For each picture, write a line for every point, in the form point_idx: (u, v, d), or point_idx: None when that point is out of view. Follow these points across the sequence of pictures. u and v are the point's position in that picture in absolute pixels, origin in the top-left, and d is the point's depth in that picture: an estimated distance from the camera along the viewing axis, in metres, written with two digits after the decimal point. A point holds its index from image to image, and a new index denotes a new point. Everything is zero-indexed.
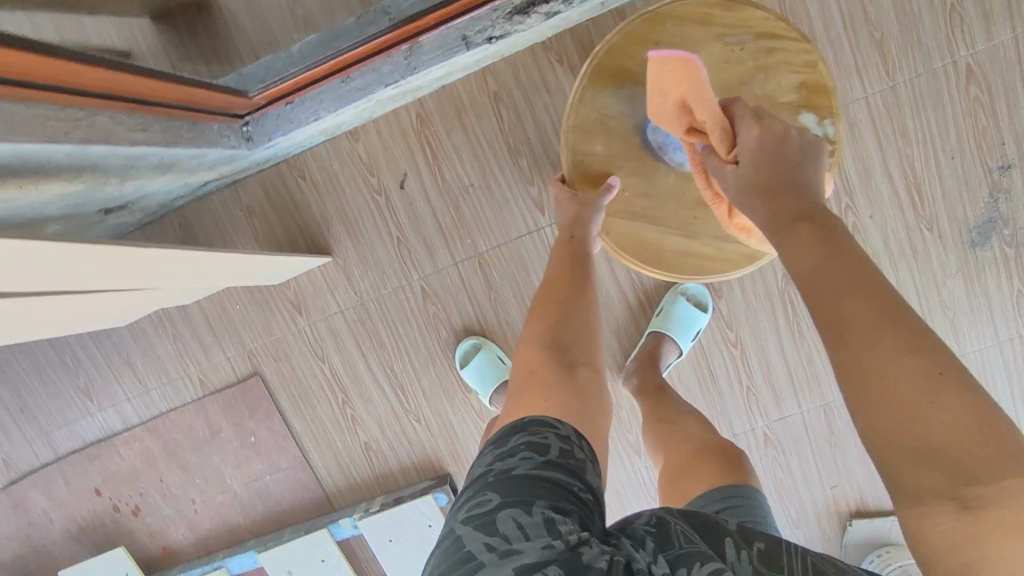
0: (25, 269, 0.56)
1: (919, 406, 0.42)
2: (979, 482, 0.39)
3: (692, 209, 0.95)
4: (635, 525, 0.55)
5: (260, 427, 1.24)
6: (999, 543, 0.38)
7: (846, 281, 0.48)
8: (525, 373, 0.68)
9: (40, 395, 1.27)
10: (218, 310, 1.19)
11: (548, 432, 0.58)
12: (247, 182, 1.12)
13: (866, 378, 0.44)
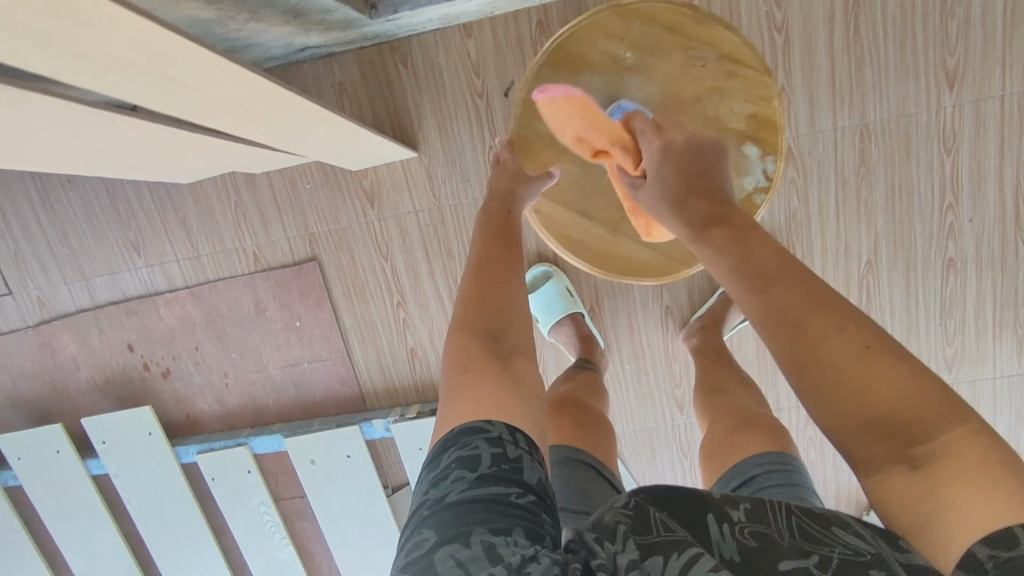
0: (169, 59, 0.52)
1: (855, 389, 0.49)
2: (921, 438, 0.46)
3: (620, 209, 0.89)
4: (609, 513, 0.51)
5: (307, 313, 1.22)
6: (950, 485, 0.44)
7: (778, 271, 0.55)
8: (453, 377, 0.58)
9: (85, 239, 1.22)
10: (289, 186, 1.16)
11: (477, 440, 0.52)
12: (344, 57, 1.06)
13: (803, 372, 0.51)
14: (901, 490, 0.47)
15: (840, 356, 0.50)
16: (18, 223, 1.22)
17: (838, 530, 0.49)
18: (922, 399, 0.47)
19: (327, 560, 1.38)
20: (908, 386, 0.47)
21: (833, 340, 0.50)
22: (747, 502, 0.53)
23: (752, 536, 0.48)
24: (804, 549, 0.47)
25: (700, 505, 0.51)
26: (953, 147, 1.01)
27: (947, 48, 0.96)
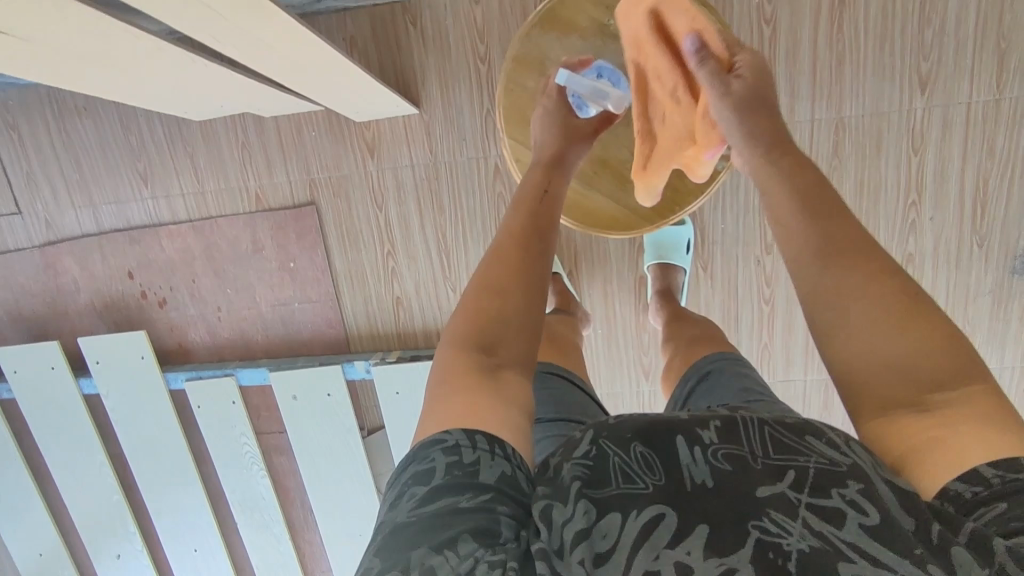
0: None
1: (895, 324, 0.53)
2: (942, 388, 0.50)
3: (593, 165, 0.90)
4: (569, 463, 0.52)
5: (302, 255, 1.29)
6: (955, 428, 0.47)
7: (834, 216, 0.59)
8: (436, 379, 0.59)
9: (96, 167, 1.28)
10: (294, 132, 1.22)
11: (433, 453, 0.52)
12: (357, 13, 1.12)
13: (845, 303, 0.55)
14: (898, 425, 0.51)
15: (888, 293, 0.54)
16: (33, 146, 1.28)
17: (811, 438, 0.51)
18: (949, 346, 0.51)
19: (301, 495, 1.45)
20: (939, 330, 0.52)
21: (885, 278, 0.55)
22: (717, 419, 0.53)
23: (726, 459, 0.50)
24: (780, 466, 0.49)
25: (671, 432, 0.52)
26: (920, 147, 1.08)
27: (923, 52, 1.03)
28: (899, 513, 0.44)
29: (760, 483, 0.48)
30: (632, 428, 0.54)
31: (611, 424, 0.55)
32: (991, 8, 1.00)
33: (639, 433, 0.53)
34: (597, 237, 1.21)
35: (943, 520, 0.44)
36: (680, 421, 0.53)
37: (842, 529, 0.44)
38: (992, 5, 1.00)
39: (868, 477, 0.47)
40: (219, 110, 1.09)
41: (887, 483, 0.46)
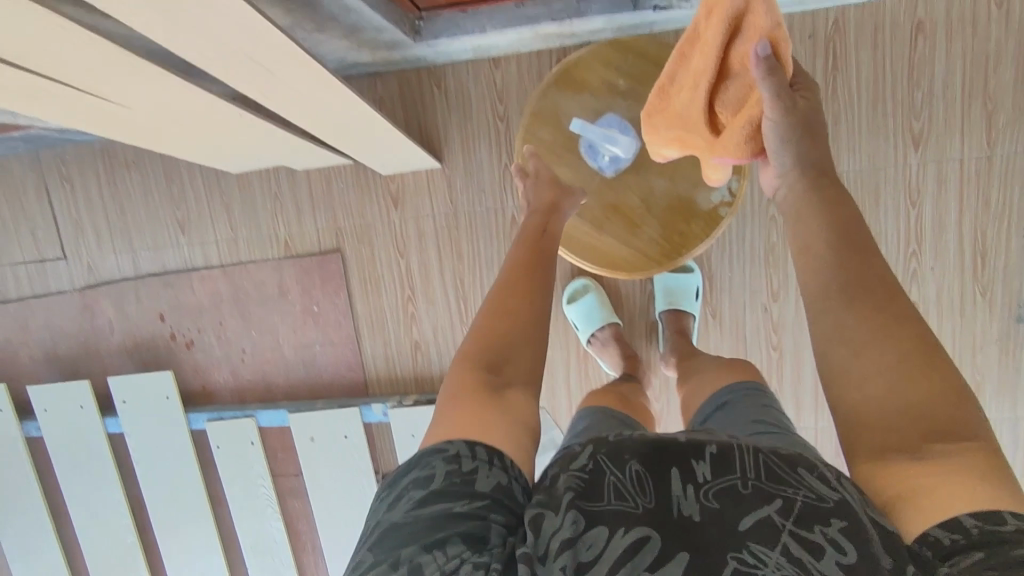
0: (239, 32, 0.64)
1: (914, 371, 0.51)
2: (940, 440, 0.48)
3: (604, 210, 0.90)
4: (567, 474, 0.53)
5: (326, 300, 1.35)
6: (945, 479, 0.45)
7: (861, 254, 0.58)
8: (446, 394, 0.62)
9: (138, 215, 1.37)
10: (324, 184, 1.31)
11: (435, 459, 0.54)
12: (387, 77, 1.22)
13: (866, 343, 0.53)
14: (894, 471, 0.48)
15: (911, 339, 0.52)
16: (83, 195, 1.37)
17: (803, 469, 0.50)
18: (962, 403, 0.49)
19: (313, 540, 1.45)
20: (956, 388, 0.50)
21: (905, 324, 0.53)
22: (715, 445, 0.53)
23: (716, 498, 0.49)
24: (769, 495, 0.48)
25: (667, 462, 0.52)
26: (918, 200, 1.13)
27: (914, 112, 1.10)
28: (879, 551, 0.43)
29: (745, 508, 0.48)
30: (633, 455, 0.53)
31: (614, 449, 0.54)
32: (976, 73, 1.07)
33: (639, 460, 0.52)
34: (608, 284, 1.26)
35: (919, 563, 0.43)
36: (679, 449, 0.53)
37: (818, 563, 0.44)
38: (976, 70, 1.07)
39: (853, 509, 0.46)
40: (259, 161, 1.17)
41: (871, 519, 0.45)
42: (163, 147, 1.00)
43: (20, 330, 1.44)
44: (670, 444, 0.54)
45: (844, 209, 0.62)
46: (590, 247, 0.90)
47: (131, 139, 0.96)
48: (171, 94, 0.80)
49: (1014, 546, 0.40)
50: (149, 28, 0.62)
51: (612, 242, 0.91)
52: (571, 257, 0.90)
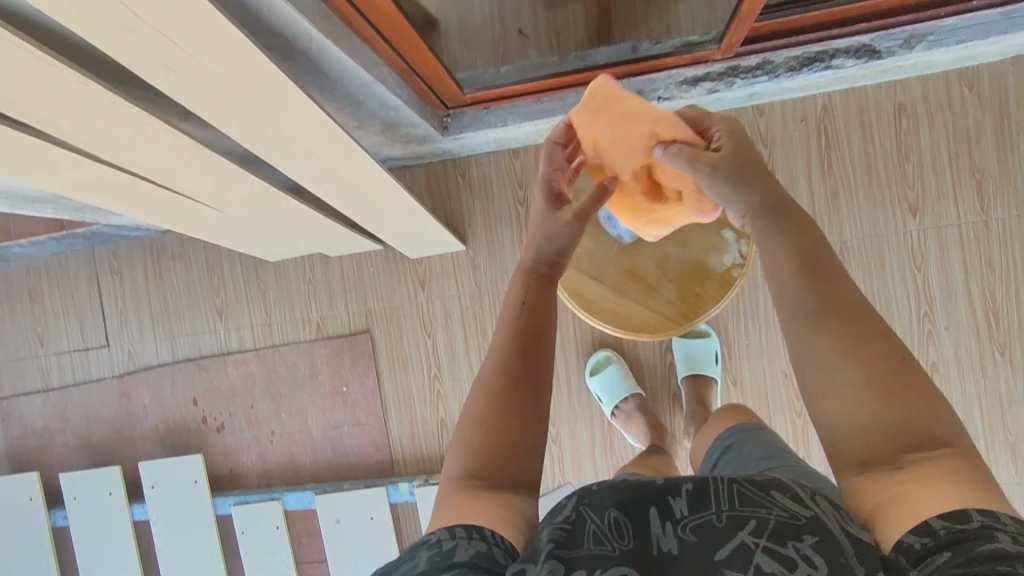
0: (302, 122, 0.72)
1: (886, 392, 0.48)
2: (919, 451, 0.46)
3: (624, 276, 0.96)
4: (549, 525, 0.48)
5: (355, 379, 1.39)
6: (926, 488, 0.44)
7: (827, 261, 0.55)
8: (449, 484, 0.59)
9: (180, 303, 1.45)
10: (355, 268, 1.39)
11: (415, 556, 0.50)
12: (415, 169, 1.34)
13: (835, 362, 0.50)
14: (872, 485, 0.47)
15: (882, 356, 0.49)
16: (130, 287, 1.47)
17: (782, 496, 0.46)
18: (936, 415, 0.47)
19: None
20: (927, 398, 0.48)
21: (877, 335, 0.50)
22: (690, 482, 0.48)
23: (694, 530, 0.44)
24: (746, 522, 0.44)
25: (642, 498, 0.47)
26: (923, 264, 1.18)
27: (907, 183, 1.17)
28: (854, 560, 0.40)
29: (720, 534, 0.43)
30: (603, 492, 0.49)
31: (583, 493, 0.50)
32: (960, 147, 1.16)
33: (610, 496, 0.48)
34: (629, 356, 1.29)
35: (890, 569, 0.40)
36: (655, 488, 0.48)
37: (793, 574, 0.40)
38: (960, 144, 1.15)
39: (829, 529, 0.43)
40: (298, 249, 1.27)
41: (847, 535, 0.42)
42: (209, 233, 1.09)
43: (58, 420, 1.48)
44: (645, 484, 0.49)
45: (805, 225, 0.58)
46: (614, 311, 0.95)
47: (180, 229, 1.03)
48: (226, 182, 0.90)
49: (978, 544, 0.38)
50: (225, 124, 0.71)
51: (634, 306, 0.95)
52: (595, 321, 0.95)
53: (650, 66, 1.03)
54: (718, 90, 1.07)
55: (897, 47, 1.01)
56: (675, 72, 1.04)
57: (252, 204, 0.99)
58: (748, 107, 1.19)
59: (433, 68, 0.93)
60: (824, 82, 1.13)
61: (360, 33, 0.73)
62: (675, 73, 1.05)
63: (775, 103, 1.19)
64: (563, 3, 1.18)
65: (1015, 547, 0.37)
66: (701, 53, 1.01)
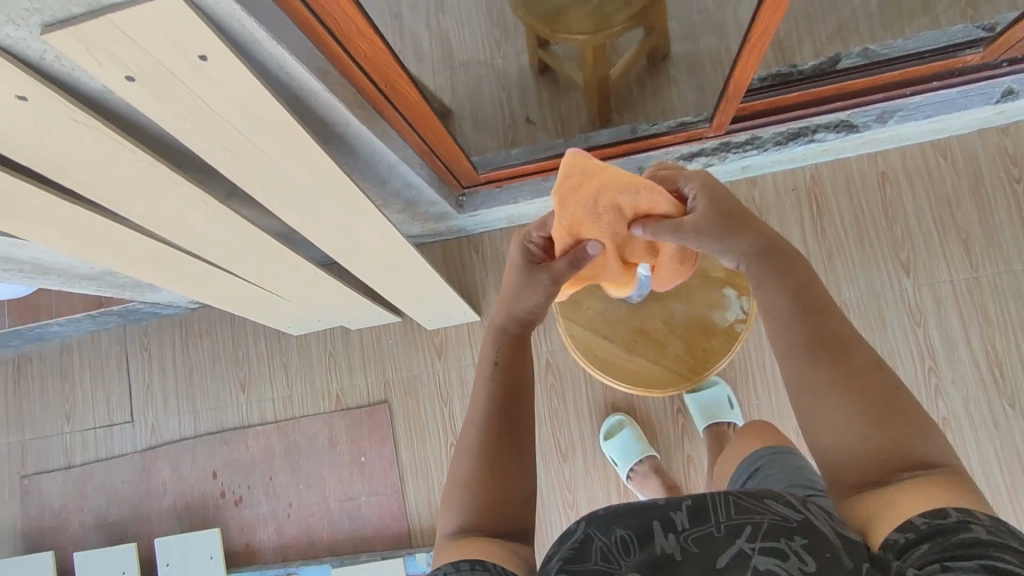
0: (338, 199, 0.81)
1: (875, 418, 0.53)
2: (908, 469, 0.50)
3: (635, 333, 1.01)
4: (562, 546, 0.52)
5: (373, 449, 1.41)
6: (913, 493, 0.47)
7: (820, 304, 0.61)
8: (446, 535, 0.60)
9: (205, 378, 1.50)
10: (374, 339, 1.45)
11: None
12: (432, 245, 1.43)
13: (827, 391, 0.56)
14: (865, 498, 0.50)
15: (871, 385, 0.55)
16: (157, 363, 1.52)
17: (775, 503, 0.50)
18: (923, 437, 0.51)
19: None
20: (915, 422, 0.52)
21: (866, 367, 0.56)
22: (688, 498, 0.51)
23: (695, 542, 0.48)
24: (743, 529, 0.48)
25: (643, 517, 0.51)
26: (922, 320, 1.22)
27: (898, 245, 1.24)
28: (843, 553, 0.45)
29: (717, 542, 0.48)
30: (611, 510, 0.53)
31: (594, 514, 0.54)
32: (943, 210, 1.23)
33: (615, 513, 0.52)
34: (643, 418, 1.31)
35: (877, 564, 0.44)
36: (654, 507, 0.52)
37: (786, 567, 0.44)
38: (943, 207, 1.23)
39: (817, 527, 0.47)
40: (322, 321, 1.33)
41: (834, 531, 0.46)
42: (236, 305, 1.15)
43: (77, 497, 1.49)
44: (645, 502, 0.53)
45: (797, 272, 0.64)
46: (626, 369, 0.99)
47: (216, 303, 1.11)
48: (262, 256, 0.97)
49: (954, 535, 0.43)
50: (270, 199, 0.79)
51: (645, 363, 1.00)
52: (609, 379, 0.99)
53: (648, 144, 1.13)
54: (712, 163, 1.17)
55: (872, 122, 1.11)
56: (672, 149, 1.14)
57: (283, 277, 1.06)
58: (741, 180, 1.29)
59: (450, 153, 1.03)
60: (809, 155, 1.22)
61: (392, 122, 0.83)
62: (672, 149, 1.14)
63: (765, 175, 1.29)
64: (567, 91, 1.31)
65: (988, 537, 0.42)
66: (695, 130, 1.11)
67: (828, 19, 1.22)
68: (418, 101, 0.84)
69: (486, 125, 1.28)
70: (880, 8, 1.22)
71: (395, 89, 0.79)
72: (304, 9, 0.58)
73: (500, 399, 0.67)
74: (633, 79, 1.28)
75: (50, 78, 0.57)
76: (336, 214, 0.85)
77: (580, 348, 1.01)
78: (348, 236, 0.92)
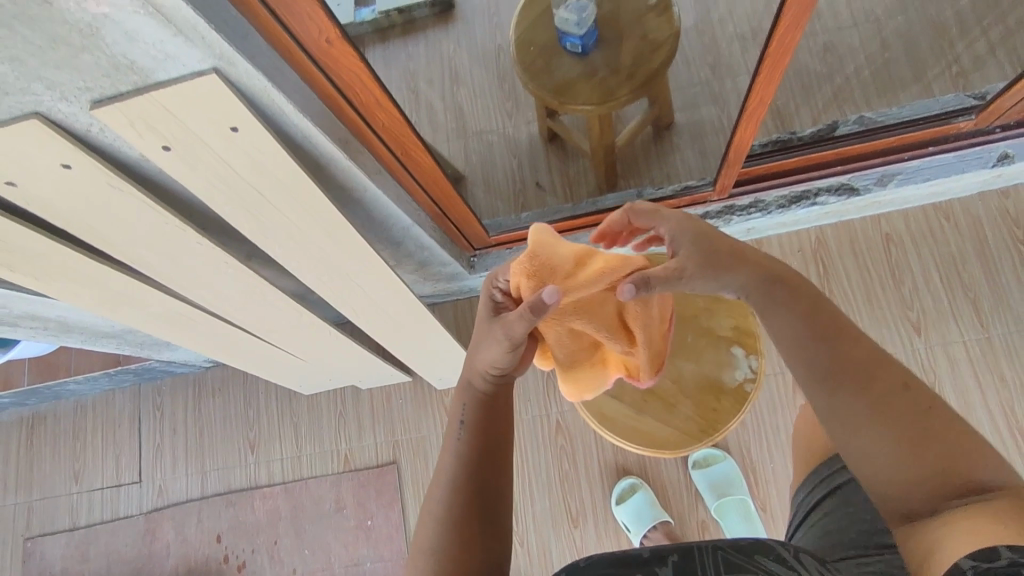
0: (354, 259, 0.84)
1: (916, 446, 0.54)
2: (967, 493, 0.51)
3: (645, 393, 1.01)
4: None
5: (380, 511, 1.39)
6: (969, 516, 0.47)
7: (837, 331, 0.63)
8: None
9: (214, 438, 1.50)
10: (384, 399, 1.45)
11: None
12: (443, 305, 1.45)
13: (863, 424, 0.57)
14: (921, 528, 0.51)
15: (908, 413, 0.56)
16: (168, 422, 1.53)
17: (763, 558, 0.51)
18: (973, 457, 0.52)
19: None
20: (959, 444, 0.53)
21: (899, 393, 0.57)
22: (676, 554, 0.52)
23: None
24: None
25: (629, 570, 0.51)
26: (936, 381, 1.21)
27: (906, 304, 1.24)
28: None
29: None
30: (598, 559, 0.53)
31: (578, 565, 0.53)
32: (949, 270, 1.24)
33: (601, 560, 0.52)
34: (655, 482, 1.28)
35: None
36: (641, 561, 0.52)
37: None
38: (949, 268, 1.24)
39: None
40: (334, 381, 1.34)
41: None
42: (246, 363, 1.17)
43: (79, 560, 1.47)
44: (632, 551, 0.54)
45: (807, 297, 0.66)
46: (638, 430, 0.99)
47: (231, 360, 1.13)
48: (279, 315, 1.00)
49: None
50: (287, 259, 0.83)
51: (656, 423, 0.99)
52: (621, 440, 0.98)
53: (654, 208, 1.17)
54: (717, 225, 1.20)
55: (872, 184, 1.15)
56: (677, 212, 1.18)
57: (297, 335, 1.08)
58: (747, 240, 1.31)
59: (463, 215, 1.07)
60: (813, 217, 1.25)
61: (408, 186, 0.87)
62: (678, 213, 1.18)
63: (771, 236, 1.31)
64: (575, 157, 1.37)
65: None
66: (699, 194, 1.15)
67: (824, 87, 1.27)
68: (431, 167, 0.88)
69: (496, 189, 1.33)
70: (874, 78, 1.28)
71: (411, 157, 0.83)
72: (327, 81, 0.62)
73: (474, 461, 0.65)
74: (639, 146, 1.34)
75: (91, 147, 0.62)
76: (351, 273, 0.88)
77: (591, 409, 1.01)
78: (363, 295, 0.94)
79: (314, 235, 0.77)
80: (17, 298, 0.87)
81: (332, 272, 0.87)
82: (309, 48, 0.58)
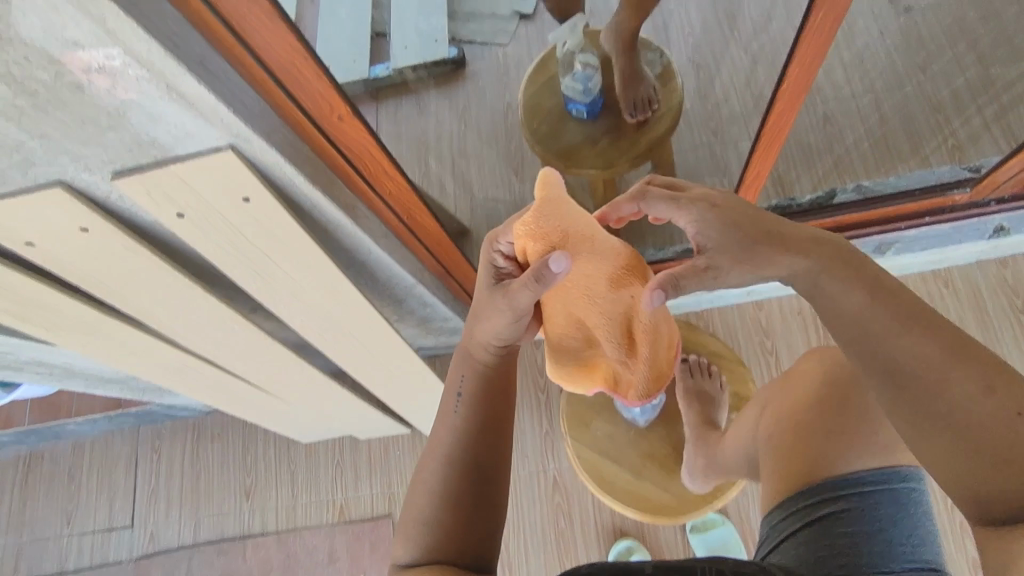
0: (358, 317, 0.85)
1: (1001, 457, 0.50)
2: None
3: (645, 457, 1.00)
4: None
5: (373, 565, 1.37)
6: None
7: (903, 315, 0.56)
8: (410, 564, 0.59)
9: (210, 483, 1.49)
10: (382, 450, 1.44)
11: None
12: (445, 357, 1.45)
13: (942, 427, 0.53)
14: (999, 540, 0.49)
15: (988, 420, 0.51)
16: (165, 465, 1.52)
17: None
18: None
19: None
20: None
21: (982, 389, 0.52)
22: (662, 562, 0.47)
23: None
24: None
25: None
26: None
27: None
28: None
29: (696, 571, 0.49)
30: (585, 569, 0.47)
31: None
32: None
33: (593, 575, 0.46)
34: (654, 546, 1.26)
35: None
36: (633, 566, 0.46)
37: None
38: None
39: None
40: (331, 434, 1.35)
41: None
42: (247, 411, 1.17)
43: None
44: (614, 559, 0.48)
45: (864, 271, 0.60)
46: (637, 495, 0.98)
47: (231, 409, 1.13)
48: (282, 368, 1.01)
49: None
50: (292, 316, 0.84)
51: (654, 488, 0.99)
52: (619, 505, 0.97)
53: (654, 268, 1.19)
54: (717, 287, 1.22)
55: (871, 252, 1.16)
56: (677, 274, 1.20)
57: (299, 387, 1.09)
58: (747, 302, 1.32)
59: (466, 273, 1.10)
60: None
61: (413, 247, 0.89)
62: None
63: (772, 298, 1.32)
64: None
65: None
66: None
67: (824, 156, 1.29)
68: (433, 226, 0.91)
69: None
70: (873, 149, 1.30)
71: (415, 218, 0.86)
72: (335, 152, 0.64)
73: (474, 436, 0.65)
74: None
75: (109, 211, 0.64)
76: (355, 331, 0.89)
77: (589, 471, 1.00)
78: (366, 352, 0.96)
79: (320, 295, 0.79)
80: (27, 345, 0.89)
81: (336, 329, 0.89)
82: (321, 122, 0.61)
